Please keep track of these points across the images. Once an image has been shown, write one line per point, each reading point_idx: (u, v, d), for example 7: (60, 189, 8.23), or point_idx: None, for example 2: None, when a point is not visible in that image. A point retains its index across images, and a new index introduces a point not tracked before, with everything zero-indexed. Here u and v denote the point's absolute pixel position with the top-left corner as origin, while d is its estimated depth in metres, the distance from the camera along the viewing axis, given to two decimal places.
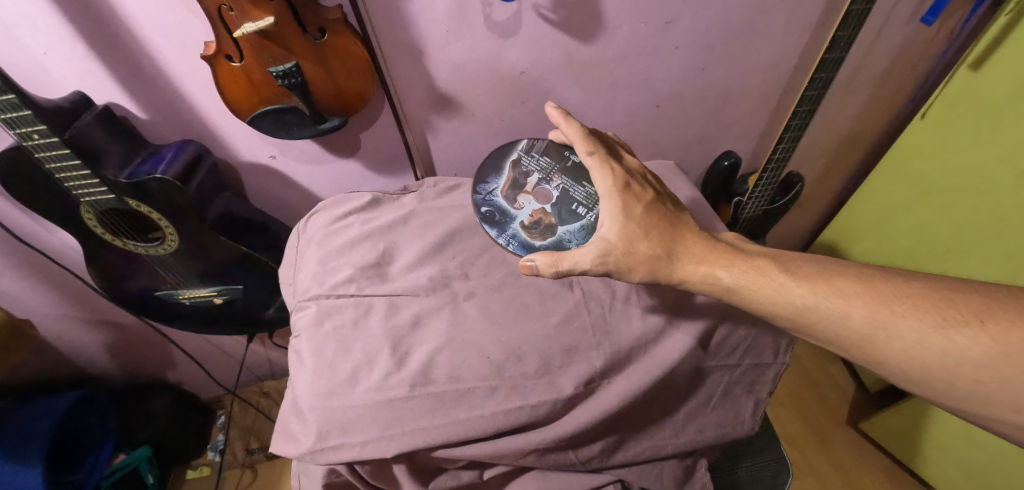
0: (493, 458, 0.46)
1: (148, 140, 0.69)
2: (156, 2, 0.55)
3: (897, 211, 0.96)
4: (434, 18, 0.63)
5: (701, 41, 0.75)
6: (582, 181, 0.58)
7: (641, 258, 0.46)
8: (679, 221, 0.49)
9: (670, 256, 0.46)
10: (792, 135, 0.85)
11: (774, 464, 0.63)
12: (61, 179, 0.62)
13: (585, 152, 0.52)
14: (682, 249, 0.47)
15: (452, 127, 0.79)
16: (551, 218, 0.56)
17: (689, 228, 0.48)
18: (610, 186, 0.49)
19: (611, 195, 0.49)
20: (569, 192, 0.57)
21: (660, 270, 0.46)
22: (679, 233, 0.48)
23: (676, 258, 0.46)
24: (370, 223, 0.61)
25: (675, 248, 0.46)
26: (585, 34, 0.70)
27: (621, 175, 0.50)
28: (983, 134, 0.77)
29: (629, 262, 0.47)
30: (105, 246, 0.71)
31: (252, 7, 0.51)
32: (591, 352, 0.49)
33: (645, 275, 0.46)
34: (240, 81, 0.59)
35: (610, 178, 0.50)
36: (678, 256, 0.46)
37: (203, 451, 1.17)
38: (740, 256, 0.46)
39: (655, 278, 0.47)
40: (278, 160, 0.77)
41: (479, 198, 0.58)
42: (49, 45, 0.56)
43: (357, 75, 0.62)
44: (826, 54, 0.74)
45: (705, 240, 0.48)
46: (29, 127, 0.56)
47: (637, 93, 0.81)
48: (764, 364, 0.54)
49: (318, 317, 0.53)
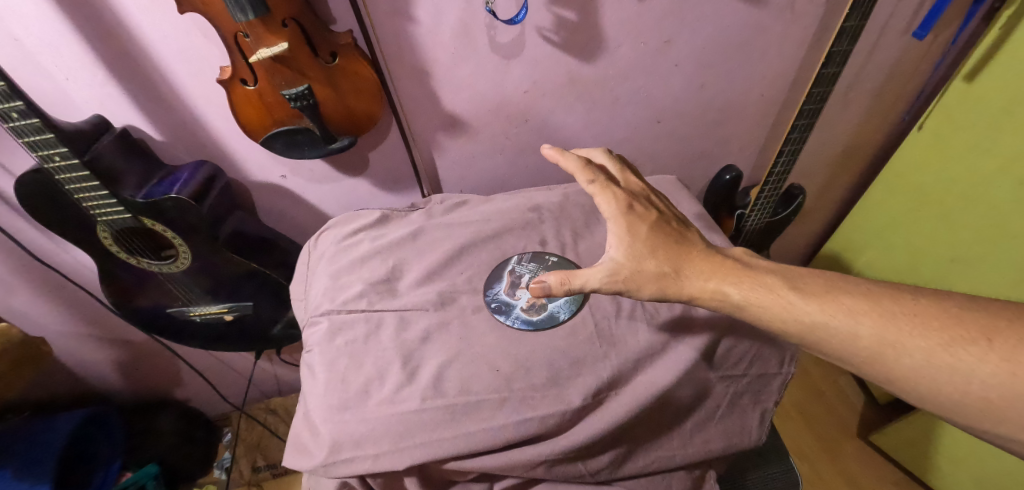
0: (504, 469, 0.45)
1: (163, 161, 0.71)
2: (174, 30, 0.58)
3: (902, 220, 0.97)
4: (441, 41, 0.66)
5: (699, 58, 0.77)
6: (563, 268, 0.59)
7: (650, 276, 0.47)
8: (685, 239, 0.50)
9: (679, 273, 0.47)
10: (791, 148, 0.86)
11: (782, 476, 0.62)
12: (79, 199, 0.64)
13: (586, 181, 0.52)
14: (689, 267, 0.47)
15: (458, 146, 0.80)
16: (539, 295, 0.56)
17: (695, 245, 0.49)
18: (615, 209, 0.51)
19: (616, 217, 0.50)
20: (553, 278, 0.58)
21: (670, 287, 0.47)
22: (685, 251, 0.49)
23: (685, 275, 0.47)
24: (380, 240, 0.63)
25: (682, 266, 0.47)
26: (586, 54, 0.72)
27: (625, 198, 0.52)
28: (982, 142, 0.79)
29: (638, 279, 0.47)
30: (120, 263, 0.73)
31: (268, 33, 0.54)
32: (597, 364, 0.50)
33: (654, 292, 0.47)
34: (254, 103, 0.61)
35: (613, 201, 0.51)
36: (686, 273, 0.47)
37: (209, 469, 1.16)
38: (748, 272, 0.47)
39: (665, 295, 0.47)
40: (288, 180, 0.79)
41: (486, 295, 0.57)
42: (72, 71, 0.59)
43: (367, 97, 0.64)
44: (822, 69, 0.76)
45: (712, 257, 0.48)
46: (50, 149, 0.58)
47: (637, 110, 0.83)
48: (769, 374, 0.53)
49: (330, 333, 0.54)
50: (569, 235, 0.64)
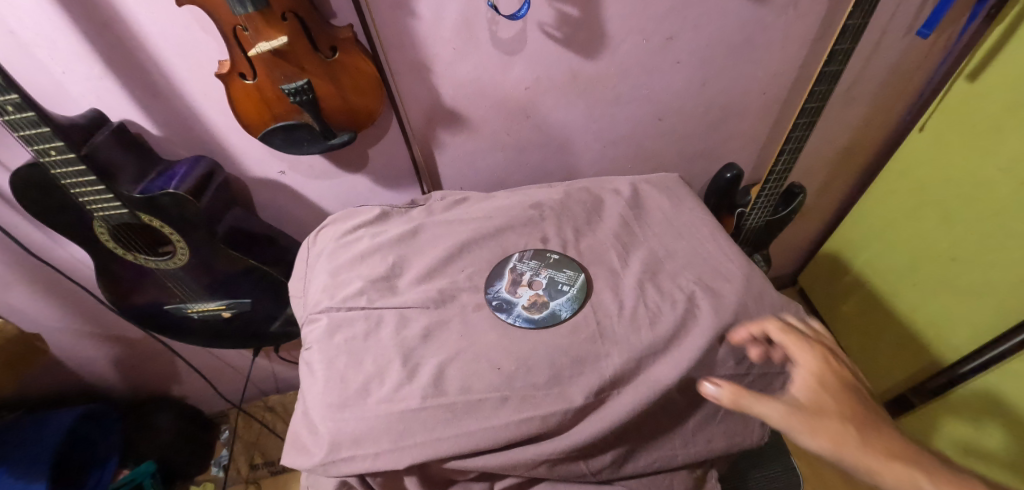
0: (504, 468, 0.45)
1: (160, 156, 0.70)
2: (172, 23, 0.57)
3: (903, 219, 0.97)
4: (441, 36, 0.65)
5: (702, 56, 0.77)
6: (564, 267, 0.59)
7: (830, 427, 0.38)
8: (879, 417, 0.41)
9: (865, 439, 0.37)
10: (793, 146, 0.85)
11: (784, 475, 0.62)
12: (76, 194, 0.63)
13: (778, 327, 0.47)
14: (879, 439, 0.38)
15: (459, 143, 0.80)
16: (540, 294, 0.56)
17: (889, 428, 0.40)
18: (809, 357, 0.44)
19: (807, 362, 0.44)
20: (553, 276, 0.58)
21: (850, 451, 0.37)
22: (879, 428, 0.39)
23: (873, 443, 0.37)
24: (380, 236, 0.63)
25: (871, 434, 0.38)
26: (588, 51, 0.72)
27: (822, 350, 0.45)
28: (984, 142, 0.78)
29: (816, 428, 0.38)
30: (116, 259, 0.72)
31: (267, 27, 0.53)
32: (601, 362, 0.48)
33: (829, 448, 0.37)
34: (253, 98, 0.60)
35: (808, 351, 0.45)
36: (874, 443, 0.37)
37: (205, 466, 1.15)
38: (960, 481, 0.36)
39: (841, 460, 0.37)
40: (287, 176, 0.78)
41: (486, 293, 0.56)
42: (68, 64, 0.58)
43: (368, 92, 0.64)
44: (825, 67, 0.75)
45: (913, 448, 0.38)
46: (46, 143, 0.57)
47: (639, 107, 0.82)
48: (772, 373, 0.51)
49: (329, 330, 0.54)
50: (571, 232, 0.63)
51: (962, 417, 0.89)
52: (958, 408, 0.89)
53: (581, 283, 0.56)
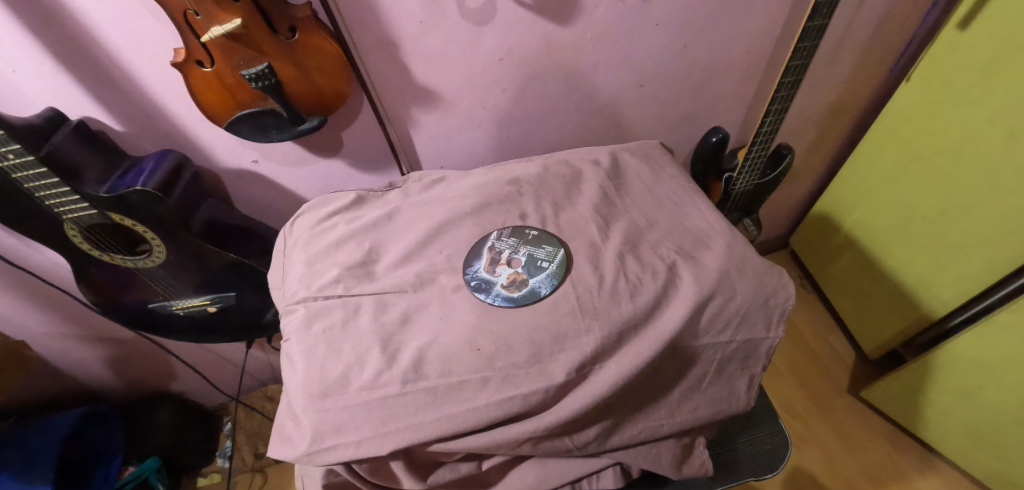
0: (489, 448, 0.45)
1: (126, 153, 0.68)
2: (119, 12, 0.54)
3: (891, 176, 0.96)
4: (406, 9, 0.62)
5: (682, 15, 0.74)
6: (543, 243, 0.58)
7: None
8: None
9: None
10: (779, 106, 0.83)
11: (772, 438, 0.61)
12: (41, 198, 0.61)
13: None
14: None
15: (434, 120, 0.78)
16: (522, 275, 0.54)
17: None
18: None
19: None
20: (533, 255, 0.56)
21: None
22: None
23: None
24: (356, 222, 0.62)
25: None
26: (562, 17, 0.69)
27: None
28: (972, 95, 0.76)
29: None
30: (93, 261, 0.71)
31: (218, 10, 0.50)
32: (581, 338, 0.48)
33: None
34: (214, 87, 0.58)
35: None
36: None
37: (211, 458, 1.18)
38: None
39: None
40: (260, 165, 0.76)
41: (463, 273, 0.55)
42: (17, 63, 0.55)
43: (333, 73, 0.61)
44: (808, 22, 0.71)
45: None
46: (4, 148, 0.55)
47: (618, 74, 0.80)
48: (756, 339, 0.51)
49: (306, 320, 0.53)
50: (550, 207, 0.62)
51: (950, 373, 0.90)
52: (946, 365, 0.89)
53: (561, 259, 0.55)
